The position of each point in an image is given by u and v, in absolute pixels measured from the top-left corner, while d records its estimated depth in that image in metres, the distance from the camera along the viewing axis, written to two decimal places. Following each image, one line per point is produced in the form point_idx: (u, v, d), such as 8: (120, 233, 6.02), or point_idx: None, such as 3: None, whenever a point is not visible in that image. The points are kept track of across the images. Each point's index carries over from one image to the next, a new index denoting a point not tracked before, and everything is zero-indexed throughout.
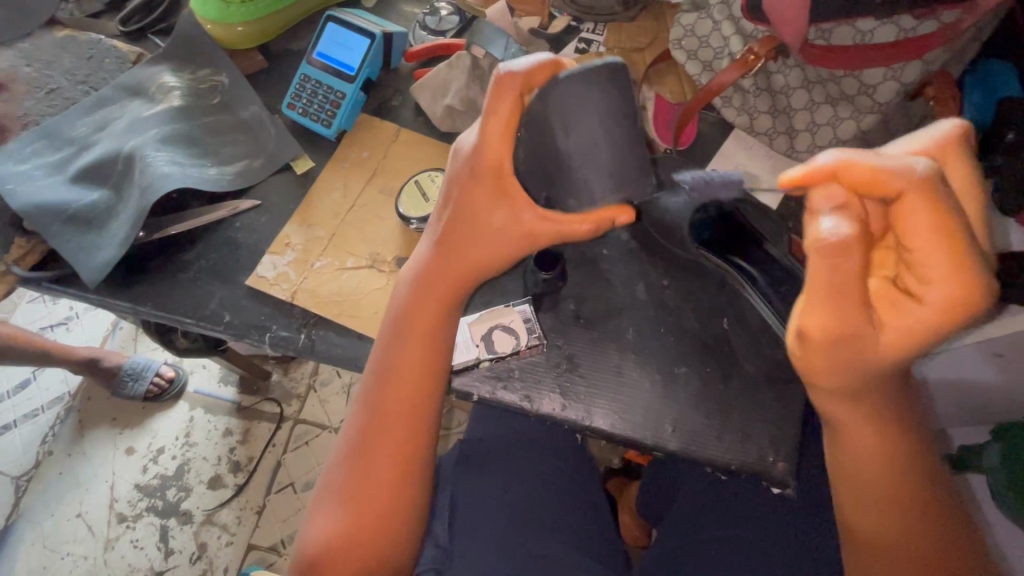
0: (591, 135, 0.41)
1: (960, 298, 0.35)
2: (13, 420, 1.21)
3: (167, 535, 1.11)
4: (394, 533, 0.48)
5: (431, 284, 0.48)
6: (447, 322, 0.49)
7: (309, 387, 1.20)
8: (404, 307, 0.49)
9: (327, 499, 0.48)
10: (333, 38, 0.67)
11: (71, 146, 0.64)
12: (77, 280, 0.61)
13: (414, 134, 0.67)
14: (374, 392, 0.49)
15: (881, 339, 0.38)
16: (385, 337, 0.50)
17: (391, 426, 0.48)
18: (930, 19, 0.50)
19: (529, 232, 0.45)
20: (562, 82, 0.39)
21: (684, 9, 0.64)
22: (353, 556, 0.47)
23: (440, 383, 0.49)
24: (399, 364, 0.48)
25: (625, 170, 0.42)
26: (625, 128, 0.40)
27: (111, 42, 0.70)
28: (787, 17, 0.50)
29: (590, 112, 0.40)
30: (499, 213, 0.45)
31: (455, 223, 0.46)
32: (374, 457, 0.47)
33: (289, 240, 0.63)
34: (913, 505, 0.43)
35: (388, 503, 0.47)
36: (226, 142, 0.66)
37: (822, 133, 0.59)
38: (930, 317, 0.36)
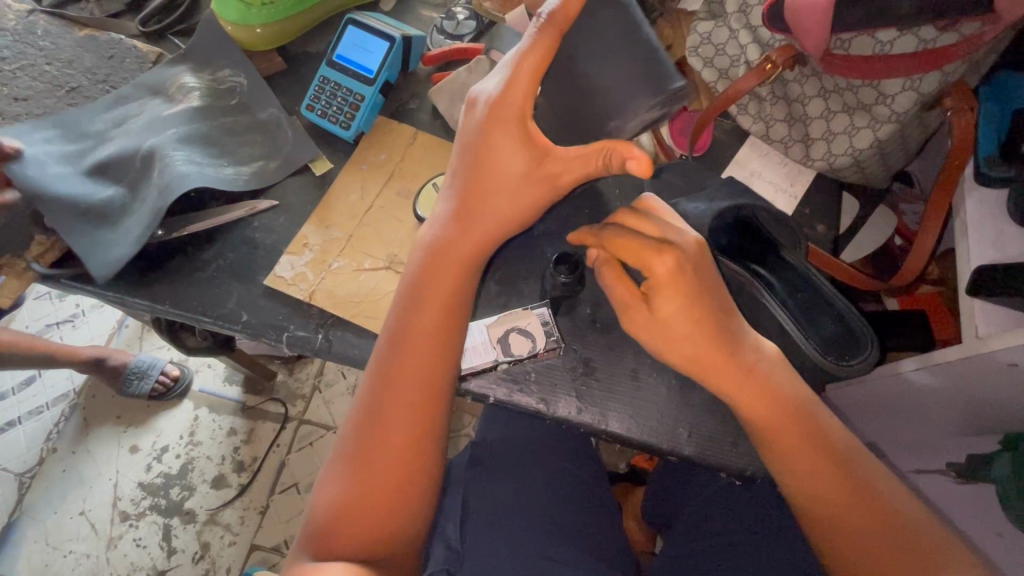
0: (615, 58, 0.46)
1: (672, 275, 0.43)
2: (18, 416, 1.21)
3: (170, 534, 1.11)
4: (408, 498, 0.45)
5: (449, 244, 0.48)
6: (464, 284, 0.49)
7: (314, 387, 1.21)
8: (420, 267, 0.49)
9: (339, 464, 0.46)
10: (352, 40, 0.68)
11: (87, 139, 0.64)
12: (95, 278, 0.62)
13: (431, 138, 0.68)
14: (387, 352, 0.47)
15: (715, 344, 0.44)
16: (399, 297, 0.49)
17: (404, 387, 0.46)
18: (951, 30, 0.50)
19: (553, 175, 0.45)
20: (578, 27, 0.47)
21: (701, 17, 0.64)
22: (364, 524, 0.44)
23: (457, 342, 0.49)
24: (415, 319, 0.48)
25: (662, 82, 0.45)
26: (638, 51, 0.46)
27: (132, 42, 0.71)
28: (810, 27, 0.51)
29: (608, 36, 0.47)
30: (523, 162, 0.45)
31: (475, 176, 0.47)
32: (389, 416, 0.46)
33: (306, 240, 0.63)
34: (852, 496, 0.44)
35: (402, 471, 0.45)
36: (243, 143, 0.67)
37: (838, 142, 0.60)
38: (679, 305, 0.43)
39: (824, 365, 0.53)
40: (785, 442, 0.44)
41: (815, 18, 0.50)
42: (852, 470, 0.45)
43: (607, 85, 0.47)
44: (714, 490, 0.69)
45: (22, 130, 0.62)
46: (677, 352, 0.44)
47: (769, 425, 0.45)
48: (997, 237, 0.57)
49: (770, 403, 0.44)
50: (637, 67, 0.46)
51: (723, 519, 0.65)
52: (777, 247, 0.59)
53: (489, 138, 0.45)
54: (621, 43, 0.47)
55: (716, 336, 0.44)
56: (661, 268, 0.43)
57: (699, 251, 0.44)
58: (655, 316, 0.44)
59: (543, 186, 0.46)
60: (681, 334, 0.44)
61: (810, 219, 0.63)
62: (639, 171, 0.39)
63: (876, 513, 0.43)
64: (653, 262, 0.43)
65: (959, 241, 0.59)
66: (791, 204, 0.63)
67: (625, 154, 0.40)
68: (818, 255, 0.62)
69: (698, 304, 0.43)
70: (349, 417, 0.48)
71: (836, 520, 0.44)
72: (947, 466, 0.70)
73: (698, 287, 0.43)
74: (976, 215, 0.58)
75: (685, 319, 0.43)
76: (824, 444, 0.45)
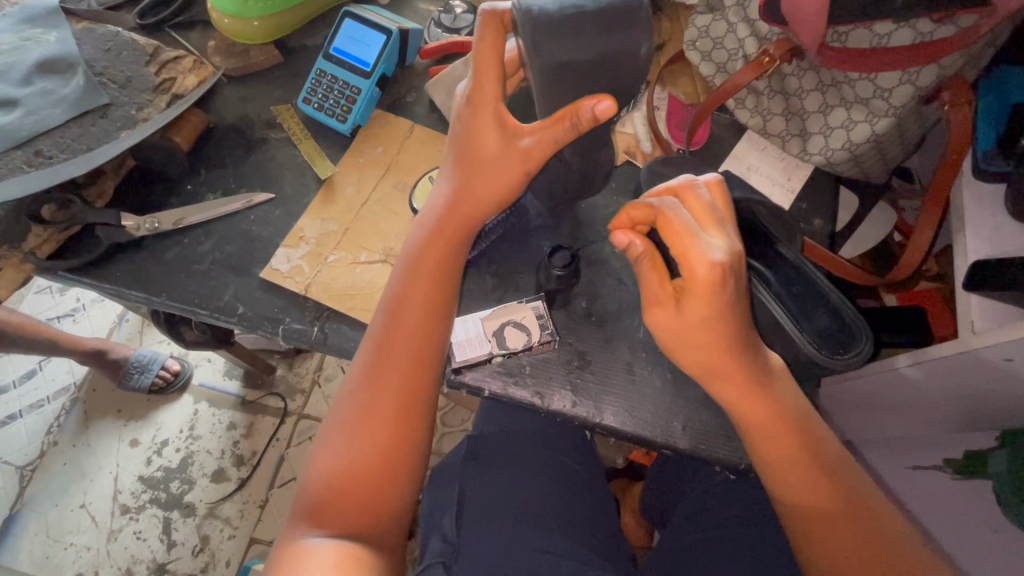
0: (598, 27, 0.41)
1: (710, 281, 0.40)
2: (18, 410, 1.22)
3: (170, 527, 1.11)
4: (400, 470, 0.46)
5: (443, 221, 0.50)
6: (455, 257, 0.51)
7: (313, 382, 1.21)
8: (416, 244, 0.51)
9: (334, 436, 0.47)
10: (349, 34, 0.67)
11: (12, 64, 0.66)
12: (96, 270, 0.62)
13: (428, 131, 0.67)
14: (381, 325, 0.49)
15: (728, 345, 0.42)
16: (396, 271, 0.51)
17: (397, 357, 0.47)
18: (948, 23, 0.50)
19: (523, 155, 0.46)
20: (529, 25, 0.40)
21: (698, 10, 0.64)
22: (357, 494, 0.45)
23: (444, 318, 0.49)
24: (409, 296, 0.49)
25: (633, 10, 0.41)
26: (590, 17, 0.41)
27: (129, 34, 0.69)
28: (804, 20, 0.51)
29: (570, 14, 0.41)
30: (497, 140, 0.47)
31: (463, 154, 0.49)
32: (380, 390, 0.47)
33: (303, 234, 0.63)
34: (817, 468, 0.45)
35: (392, 441, 0.46)
36: (122, 127, 0.64)
37: (836, 136, 0.59)
38: (708, 310, 0.41)
39: (818, 357, 0.52)
40: (760, 420, 0.45)
41: (813, 8, 0.49)
42: (816, 444, 0.46)
43: (629, 23, 0.41)
44: (709, 484, 0.69)
45: (25, 24, 0.69)
46: (687, 349, 0.43)
47: (740, 402, 0.45)
48: (995, 232, 0.56)
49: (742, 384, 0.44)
50: (611, 0, 0.41)
51: (718, 513, 0.65)
52: (772, 241, 0.59)
53: (472, 117, 0.47)
54: (583, 6, 0.41)
55: (721, 336, 0.42)
56: (699, 273, 0.40)
57: (738, 259, 0.42)
58: (680, 320, 0.42)
59: (517, 162, 0.47)
60: (707, 336, 0.42)
61: (807, 214, 0.63)
62: (610, 108, 0.42)
63: (842, 497, 0.44)
64: (687, 260, 0.41)
65: (957, 238, 0.58)
66: (788, 198, 0.63)
67: (591, 108, 0.42)
68: (812, 251, 0.61)
69: (733, 302, 0.41)
70: (343, 391, 0.48)
71: (806, 496, 0.44)
72: (944, 462, 0.70)
73: (729, 297, 0.41)
74: (974, 211, 0.58)
75: (708, 326, 0.42)
76: (795, 421, 0.45)
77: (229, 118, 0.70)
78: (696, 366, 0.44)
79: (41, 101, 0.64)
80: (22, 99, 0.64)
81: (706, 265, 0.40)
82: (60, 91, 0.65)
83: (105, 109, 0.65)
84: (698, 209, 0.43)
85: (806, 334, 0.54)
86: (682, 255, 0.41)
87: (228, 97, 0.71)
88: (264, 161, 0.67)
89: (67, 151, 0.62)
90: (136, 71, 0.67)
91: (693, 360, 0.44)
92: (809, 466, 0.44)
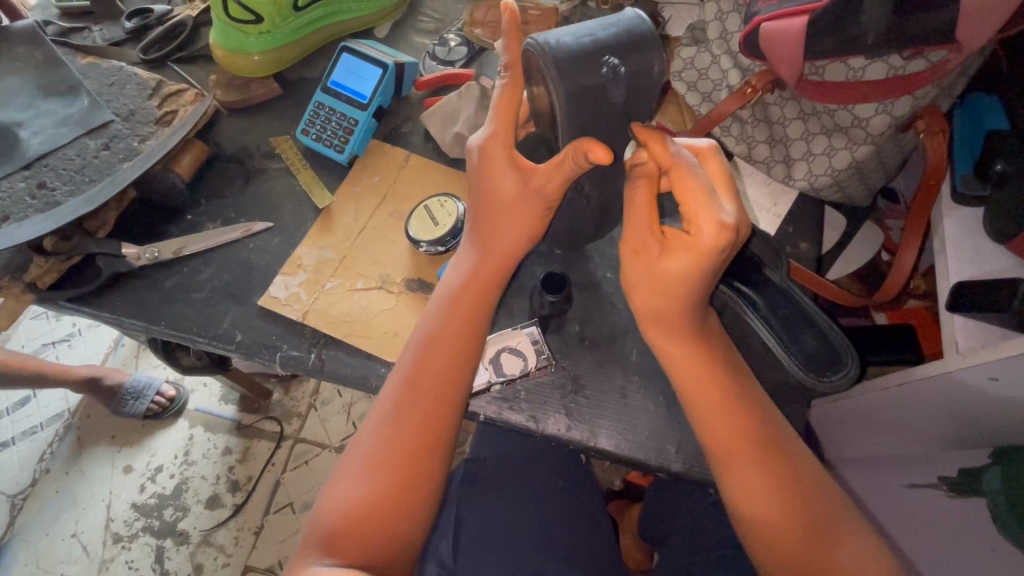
0: (605, 62, 0.44)
1: (712, 240, 0.41)
2: (12, 437, 1.21)
3: (163, 557, 1.10)
4: (415, 502, 0.46)
5: (480, 261, 0.52)
6: (488, 298, 0.52)
7: (310, 406, 1.21)
8: (451, 278, 0.53)
9: (353, 465, 0.47)
10: (346, 67, 0.70)
11: (16, 97, 0.68)
12: (94, 300, 0.63)
13: (424, 161, 0.69)
14: (410, 359, 0.50)
15: (672, 279, 0.44)
16: (431, 308, 0.52)
17: (423, 392, 0.48)
18: (918, 58, 0.52)
19: (541, 192, 0.49)
20: (548, 57, 0.43)
21: (684, 43, 0.67)
22: (372, 527, 0.45)
23: (473, 357, 0.50)
24: (442, 334, 0.50)
25: (635, 34, 0.44)
26: (599, 53, 0.44)
27: (132, 69, 0.71)
28: (782, 57, 0.53)
29: (584, 43, 0.44)
30: (517, 180, 0.49)
31: (484, 200, 0.52)
32: (403, 423, 0.47)
33: (301, 261, 0.64)
34: (775, 487, 0.44)
35: (411, 474, 0.46)
36: (125, 159, 0.65)
37: (818, 162, 0.62)
38: (689, 264, 0.42)
39: (804, 381, 0.53)
40: (708, 402, 0.46)
41: (791, 45, 0.52)
42: (783, 462, 0.45)
43: (640, 50, 0.44)
44: (705, 504, 0.69)
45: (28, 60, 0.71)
46: (644, 296, 0.46)
47: (680, 362, 0.47)
48: (975, 254, 0.57)
49: (687, 354, 0.47)
50: (621, 29, 0.44)
51: (714, 534, 0.66)
52: (759, 265, 0.60)
53: (488, 164, 0.50)
54: (596, 40, 0.44)
55: (692, 292, 0.44)
56: (704, 235, 0.41)
57: (727, 230, 0.41)
58: (659, 267, 0.44)
59: (534, 201, 0.50)
60: (665, 283, 0.44)
61: (793, 237, 0.65)
62: (604, 156, 0.43)
63: (794, 494, 0.45)
64: (699, 213, 0.42)
65: (940, 259, 0.59)
66: (774, 223, 0.65)
67: (584, 151, 0.43)
68: (799, 273, 0.63)
69: (686, 255, 0.42)
70: (367, 421, 0.49)
71: (754, 514, 0.45)
72: (938, 479, 0.69)
73: (715, 264, 0.42)
74: (955, 235, 0.59)
75: (672, 274, 0.44)
76: (749, 405, 0.46)
77: (229, 149, 0.72)
78: (636, 303, 0.47)
79: (47, 122, 0.66)
80: (28, 121, 0.66)
81: (711, 226, 0.41)
82: (60, 123, 0.66)
83: (107, 141, 0.66)
84: (717, 168, 0.45)
85: (794, 356, 0.56)
86: (709, 218, 0.41)
87: (229, 128, 0.73)
88: (263, 191, 0.69)
89: (70, 183, 0.64)
90: (138, 104, 0.69)
91: (644, 304, 0.46)
92: (762, 459, 0.45)
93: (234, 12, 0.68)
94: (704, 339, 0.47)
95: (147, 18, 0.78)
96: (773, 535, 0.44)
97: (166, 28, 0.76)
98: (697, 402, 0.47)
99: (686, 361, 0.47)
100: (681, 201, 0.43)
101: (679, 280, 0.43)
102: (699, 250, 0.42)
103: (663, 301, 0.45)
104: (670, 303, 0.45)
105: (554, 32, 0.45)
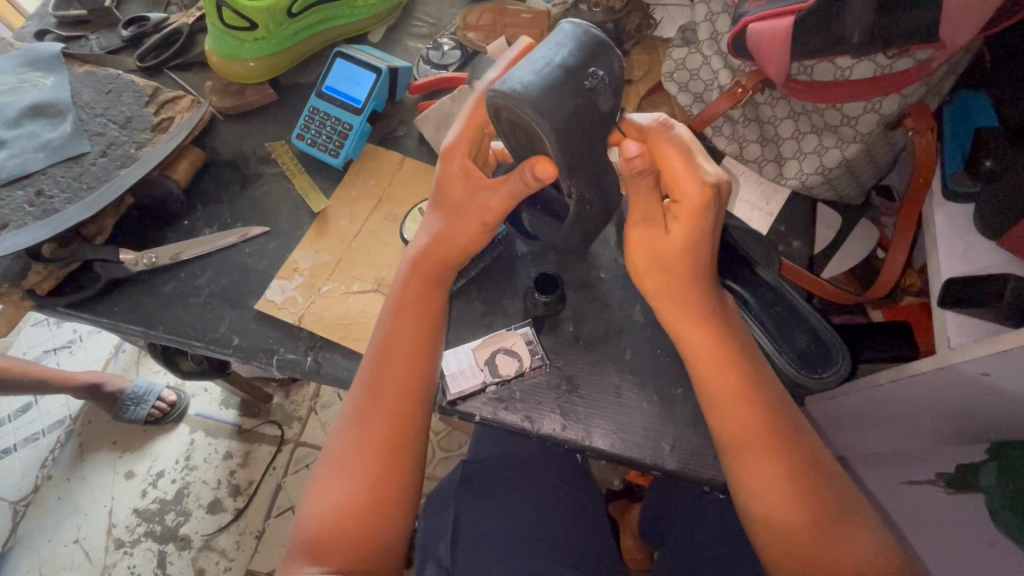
0: (572, 89, 0.44)
1: (699, 202, 0.44)
2: (14, 444, 1.22)
3: (165, 561, 1.10)
4: (392, 502, 0.47)
5: (417, 263, 0.53)
6: (434, 298, 0.53)
7: (310, 410, 1.21)
8: (403, 280, 0.53)
9: (325, 472, 0.48)
10: (341, 72, 0.70)
11: (7, 111, 0.68)
12: (93, 307, 0.64)
13: (419, 164, 0.70)
14: (369, 363, 0.51)
15: (674, 244, 0.46)
16: (381, 314, 0.53)
17: (384, 392, 0.49)
18: (905, 56, 0.53)
19: (491, 207, 0.50)
20: (529, 101, 0.42)
21: (675, 44, 0.67)
22: (347, 530, 0.45)
23: (430, 352, 0.51)
24: (397, 336, 0.51)
25: (588, 57, 0.45)
26: (565, 83, 0.44)
27: (128, 76, 0.72)
28: (770, 59, 0.54)
29: (552, 74, 0.44)
30: (467, 190, 0.51)
31: (444, 209, 0.53)
32: (368, 425, 0.48)
33: (297, 265, 0.65)
34: (788, 480, 0.44)
35: (384, 475, 0.47)
36: (121, 166, 0.66)
37: (809, 161, 0.62)
38: (689, 230, 0.45)
39: (796, 379, 0.56)
40: (721, 394, 0.46)
41: (777, 47, 0.52)
42: (792, 454, 0.45)
43: (596, 60, 0.45)
44: (703, 503, 0.70)
45: (23, 68, 0.71)
46: (652, 275, 0.48)
47: (693, 344, 0.48)
48: (967, 249, 0.57)
49: (700, 338, 0.47)
50: (576, 52, 0.45)
51: (712, 533, 0.66)
52: (752, 263, 0.60)
53: (444, 169, 0.51)
54: (560, 70, 0.44)
55: (699, 263, 0.47)
56: (692, 195, 0.44)
57: (717, 189, 0.44)
58: (666, 239, 0.46)
59: (482, 213, 0.50)
60: (675, 256, 0.46)
61: (786, 236, 0.65)
62: (547, 171, 0.46)
63: (804, 490, 0.44)
64: (687, 178, 0.44)
65: (931, 254, 0.60)
66: (766, 223, 0.65)
67: (530, 169, 0.46)
68: (791, 270, 0.63)
69: (681, 224, 0.46)
70: (337, 426, 0.50)
71: (768, 510, 0.44)
72: (937, 476, 0.68)
73: (711, 218, 0.45)
74: (947, 230, 0.59)
75: (677, 241, 0.46)
76: (758, 401, 0.46)
77: (226, 155, 0.72)
78: (648, 287, 0.49)
79: (25, 145, 0.66)
80: (9, 140, 0.66)
81: (699, 188, 0.44)
82: (45, 137, 0.67)
83: (105, 147, 0.67)
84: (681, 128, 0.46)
85: (786, 354, 0.57)
86: (701, 180, 0.44)
87: (225, 134, 0.74)
88: (259, 196, 0.70)
89: (67, 191, 0.64)
90: (135, 112, 0.69)
91: (655, 285, 0.48)
92: (770, 454, 0.45)
93: (229, 19, 0.68)
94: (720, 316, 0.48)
95: (143, 26, 0.78)
96: (785, 534, 0.44)
97: (162, 36, 0.77)
98: (711, 399, 0.47)
99: (701, 346, 0.47)
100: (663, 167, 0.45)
101: (684, 244, 0.46)
102: (692, 212, 0.45)
103: (673, 281, 0.47)
104: (682, 281, 0.47)
105: (516, 74, 0.44)
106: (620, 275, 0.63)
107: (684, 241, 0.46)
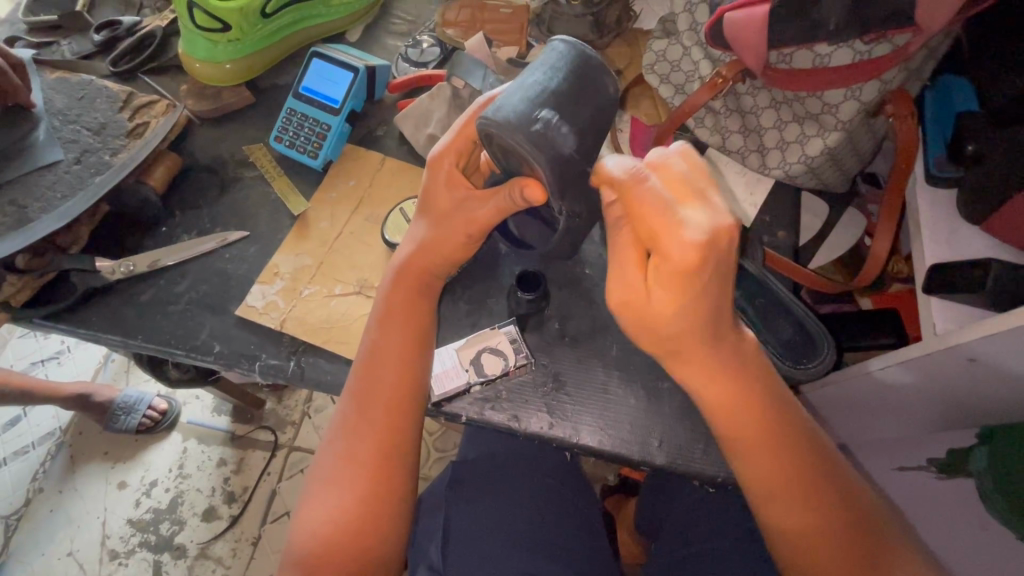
0: (561, 112, 0.44)
1: (687, 263, 0.36)
2: (3, 457, 1.20)
3: (160, 571, 1.09)
4: (385, 516, 0.46)
5: (401, 274, 0.52)
6: (419, 310, 0.52)
7: (303, 414, 1.20)
8: (388, 290, 0.52)
9: (315, 488, 0.47)
10: (317, 72, 0.69)
11: None
12: (71, 317, 0.63)
13: (399, 163, 0.69)
14: (356, 378, 0.50)
15: (656, 307, 0.38)
16: (368, 326, 0.52)
17: (371, 407, 0.48)
18: (883, 41, 0.52)
19: (478, 220, 0.49)
20: (519, 130, 0.42)
21: (655, 36, 0.67)
22: (343, 547, 0.45)
23: (418, 364, 0.50)
24: (384, 349, 0.50)
25: (580, 83, 0.45)
26: (556, 108, 0.44)
27: (102, 81, 0.70)
28: (747, 44, 0.53)
29: (542, 101, 0.44)
30: (453, 200, 0.50)
31: (430, 216, 0.52)
32: (356, 441, 0.47)
33: (278, 269, 0.64)
34: (812, 488, 0.42)
35: (374, 491, 0.46)
36: (97, 174, 0.65)
37: (791, 150, 0.62)
38: (678, 298, 0.37)
39: (781, 370, 0.55)
40: (742, 409, 0.42)
41: (752, 34, 0.52)
42: (810, 460, 0.43)
43: (591, 82, 0.45)
44: (696, 496, 0.70)
45: None
46: (646, 328, 0.40)
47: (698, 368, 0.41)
48: (951, 236, 0.57)
49: (716, 378, 0.41)
50: (568, 80, 0.45)
51: (706, 527, 0.66)
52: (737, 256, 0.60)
53: (430, 178, 0.51)
54: (551, 96, 0.44)
55: (697, 321, 0.38)
56: (682, 255, 0.36)
57: (719, 237, 0.36)
58: (650, 300, 0.38)
59: (468, 223, 0.50)
60: (665, 320, 0.39)
61: (771, 226, 0.65)
62: (538, 193, 0.46)
63: (826, 495, 0.43)
64: (673, 233, 0.36)
65: (916, 242, 0.59)
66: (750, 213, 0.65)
67: (519, 192, 0.46)
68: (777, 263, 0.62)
69: (661, 290, 0.37)
70: (325, 441, 0.49)
71: (791, 521, 0.43)
72: (927, 461, 0.69)
73: (709, 273, 0.36)
74: (931, 215, 0.58)
75: (663, 305, 0.38)
76: (778, 409, 0.43)
77: (203, 159, 0.71)
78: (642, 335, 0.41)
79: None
80: None
81: (685, 245, 0.35)
82: (17, 144, 0.65)
83: (79, 155, 0.66)
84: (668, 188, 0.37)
85: (772, 345, 0.57)
86: (695, 234, 0.36)
87: (203, 138, 0.73)
88: (238, 200, 0.69)
89: (40, 200, 0.63)
90: (109, 117, 0.68)
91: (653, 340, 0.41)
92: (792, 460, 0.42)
93: (201, 20, 0.67)
94: (738, 363, 0.41)
95: (116, 30, 0.77)
96: (807, 543, 0.43)
97: (135, 39, 0.75)
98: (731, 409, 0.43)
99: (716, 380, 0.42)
100: (643, 218, 0.37)
101: (673, 307, 0.38)
102: (677, 269, 0.36)
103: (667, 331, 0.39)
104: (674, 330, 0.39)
105: (506, 101, 0.44)
106: (606, 270, 0.63)
107: (672, 304, 0.37)
